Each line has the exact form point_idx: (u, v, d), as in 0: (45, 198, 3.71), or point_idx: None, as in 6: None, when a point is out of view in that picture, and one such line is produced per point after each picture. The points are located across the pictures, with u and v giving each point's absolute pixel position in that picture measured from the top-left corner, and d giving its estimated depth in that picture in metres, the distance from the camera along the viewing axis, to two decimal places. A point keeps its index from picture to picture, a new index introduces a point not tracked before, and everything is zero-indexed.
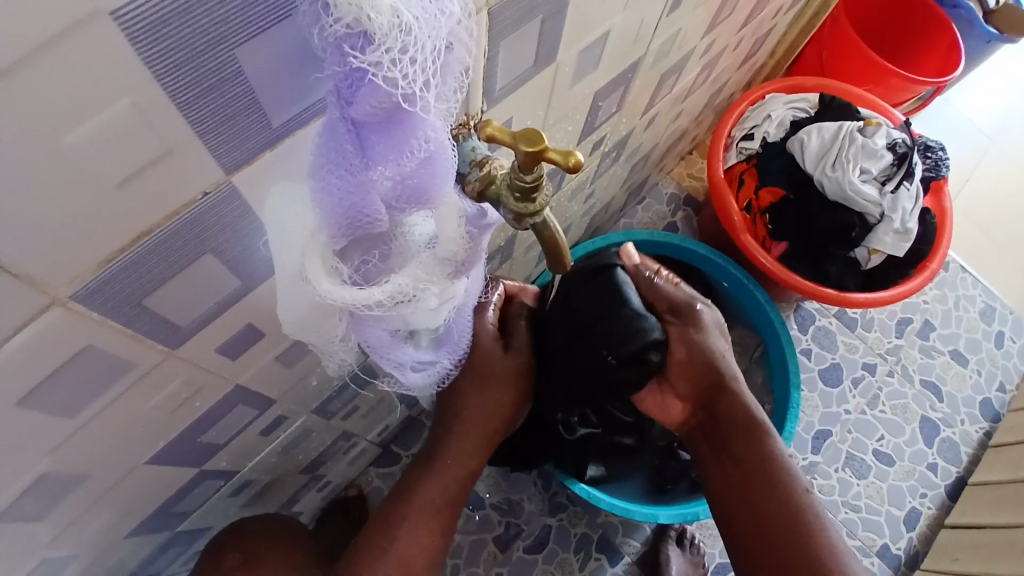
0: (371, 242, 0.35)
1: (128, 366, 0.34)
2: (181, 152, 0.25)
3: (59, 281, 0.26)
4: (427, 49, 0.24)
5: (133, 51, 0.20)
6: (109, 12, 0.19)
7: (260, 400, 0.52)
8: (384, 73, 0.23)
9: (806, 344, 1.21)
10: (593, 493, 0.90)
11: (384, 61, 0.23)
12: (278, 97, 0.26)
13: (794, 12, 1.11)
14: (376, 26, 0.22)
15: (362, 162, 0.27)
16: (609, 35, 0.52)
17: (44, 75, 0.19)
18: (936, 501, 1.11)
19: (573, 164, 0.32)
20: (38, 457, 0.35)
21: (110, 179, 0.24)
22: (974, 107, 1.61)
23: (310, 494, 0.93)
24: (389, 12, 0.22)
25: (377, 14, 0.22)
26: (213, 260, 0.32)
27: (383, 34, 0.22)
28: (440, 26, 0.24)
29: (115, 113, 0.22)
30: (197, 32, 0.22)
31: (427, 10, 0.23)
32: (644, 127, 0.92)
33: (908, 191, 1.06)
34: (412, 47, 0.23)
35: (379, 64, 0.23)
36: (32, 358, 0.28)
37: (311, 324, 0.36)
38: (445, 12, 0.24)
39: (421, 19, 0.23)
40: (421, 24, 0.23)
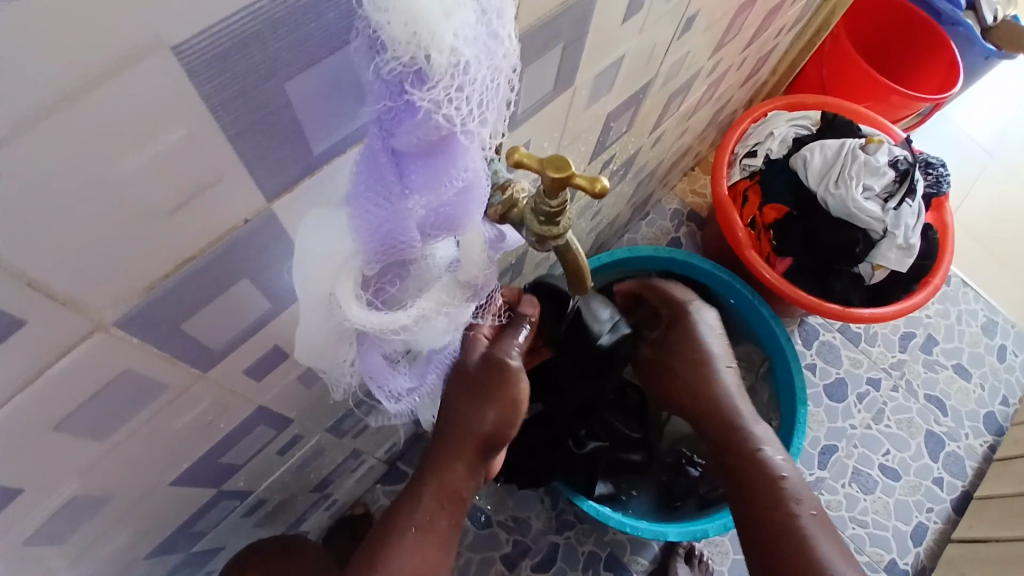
0: (393, 266, 0.36)
1: (160, 388, 0.34)
2: (229, 179, 0.25)
3: (102, 306, 0.26)
4: (479, 87, 0.25)
5: (196, 86, 0.21)
6: (174, 46, 0.20)
7: (278, 420, 0.52)
8: (440, 109, 0.24)
9: (811, 359, 1.21)
10: (601, 510, 0.89)
11: (441, 97, 0.24)
12: (322, 124, 0.27)
13: (796, 32, 1.13)
14: (436, 64, 0.23)
15: (401, 191, 0.28)
16: (623, 58, 0.53)
17: (106, 106, 0.20)
18: (943, 515, 1.11)
19: (600, 189, 0.33)
20: (67, 480, 0.35)
21: (160, 207, 0.24)
22: (972, 123, 1.63)
23: (318, 513, 0.93)
24: (449, 52, 0.23)
25: (438, 53, 0.23)
26: (248, 283, 0.32)
27: (440, 72, 0.23)
28: (493, 65, 0.25)
29: (170, 143, 0.22)
30: (256, 65, 0.22)
31: (482, 49, 0.24)
32: (651, 146, 0.93)
33: (910, 208, 1.07)
34: (467, 85, 0.24)
35: (435, 100, 0.24)
36: (72, 382, 0.28)
37: (326, 352, 0.36)
38: (499, 55, 0.25)
39: (477, 58, 0.24)
40: (476, 64, 0.24)
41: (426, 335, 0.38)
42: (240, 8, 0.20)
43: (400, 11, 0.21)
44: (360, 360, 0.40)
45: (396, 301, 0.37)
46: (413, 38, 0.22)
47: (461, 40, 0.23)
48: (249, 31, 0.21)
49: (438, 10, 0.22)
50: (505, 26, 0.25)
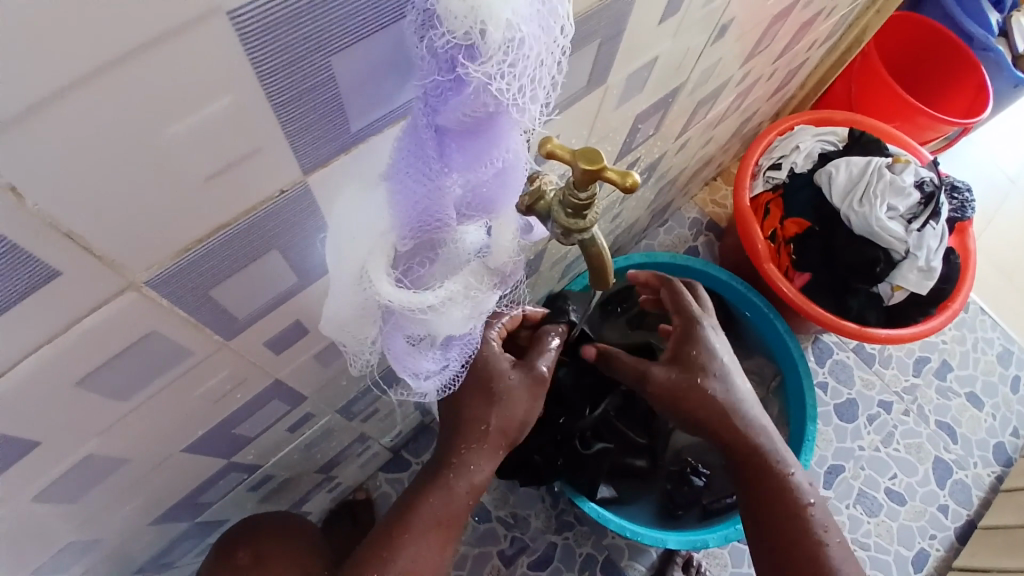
0: (423, 248, 0.37)
1: (184, 354, 0.35)
2: (268, 150, 0.26)
3: (137, 266, 0.27)
4: (531, 66, 0.25)
5: (244, 52, 0.22)
6: (228, 12, 0.20)
7: (292, 397, 0.53)
8: (492, 83, 0.24)
9: (822, 377, 1.20)
10: (603, 513, 0.88)
11: (493, 71, 0.24)
12: (364, 101, 0.28)
13: (828, 46, 1.12)
14: (491, 39, 0.23)
15: (441, 168, 0.28)
16: (656, 60, 0.53)
17: (155, 67, 0.20)
18: (946, 543, 1.10)
19: (630, 184, 0.33)
20: (85, 438, 0.36)
21: (202, 171, 0.25)
22: (999, 150, 1.61)
23: (321, 495, 0.94)
24: (504, 28, 0.23)
25: (493, 27, 0.23)
26: (277, 256, 0.33)
27: (493, 49, 0.23)
28: (546, 45, 0.25)
29: (216, 110, 0.23)
30: (306, 36, 0.23)
31: (537, 30, 0.25)
32: (676, 151, 0.93)
33: (935, 230, 1.06)
34: (519, 63, 0.24)
35: (487, 74, 0.24)
36: (102, 339, 0.29)
37: (360, 321, 0.38)
38: (553, 35, 0.25)
39: (531, 38, 0.25)
40: (529, 41, 0.24)
41: (444, 322, 0.38)
42: None
43: None
44: (384, 337, 0.41)
45: (424, 282, 0.38)
46: (471, 12, 0.22)
47: (516, 16, 0.23)
48: (300, 4, 0.22)
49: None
50: (561, 9, 0.25)
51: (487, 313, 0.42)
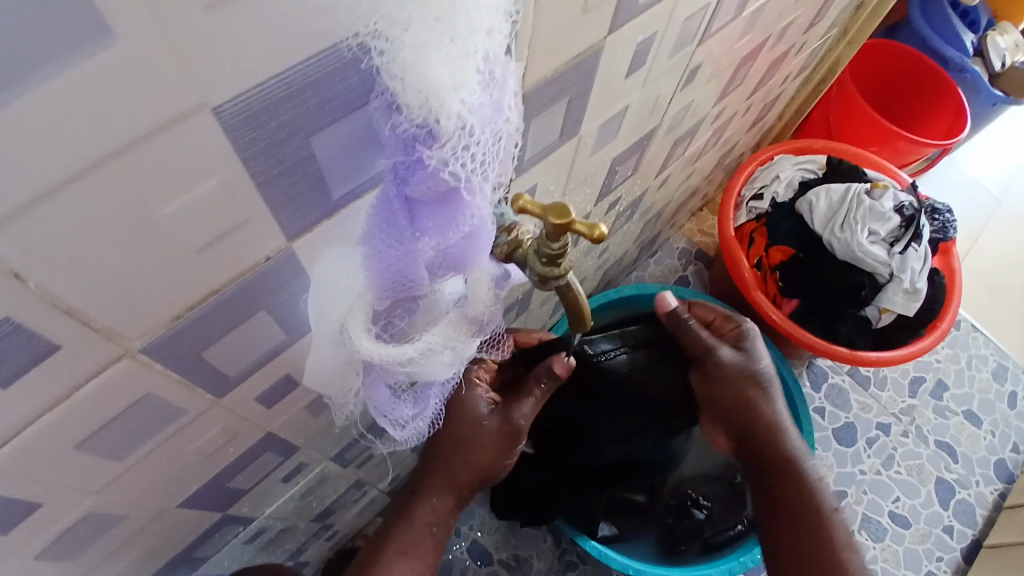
0: (404, 301, 0.38)
1: (177, 412, 0.36)
2: (253, 222, 0.28)
3: (131, 334, 0.28)
4: (484, 146, 0.27)
5: (229, 140, 0.24)
6: (213, 106, 0.22)
7: (285, 447, 0.54)
8: (448, 166, 0.26)
9: (819, 402, 1.21)
10: (605, 551, 0.89)
11: (447, 154, 0.26)
12: (342, 173, 0.29)
13: (801, 79, 1.16)
14: (444, 128, 0.25)
15: (412, 233, 0.30)
16: (629, 108, 0.55)
17: (150, 155, 0.22)
18: (952, 565, 1.09)
19: (598, 235, 0.35)
20: (83, 498, 0.37)
21: (192, 245, 0.26)
22: (980, 169, 1.65)
23: (318, 543, 0.93)
24: (456, 117, 0.25)
25: (445, 119, 0.25)
26: (265, 315, 0.34)
27: (448, 134, 0.25)
28: (497, 130, 0.27)
29: (204, 189, 0.24)
30: (285, 123, 0.25)
31: (486, 114, 0.26)
32: (657, 187, 0.96)
33: (917, 252, 1.08)
34: (473, 145, 0.26)
35: (443, 156, 0.26)
36: (97, 403, 0.30)
37: (348, 373, 0.39)
38: (502, 117, 0.27)
39: (481, 122, 0.27)
40: (481, 127, 0.26)
41: (430, 370, 0.40)
42: (273, 75, 0.23)
43: (414, 80, 0.24)
44: (368, 390, 0.42)
45: (404, 333, 0.40)
46: (425, 103, 0.24)
47: (469, 107, 0.25)
48: (279, 94, 0.24)
49: (448, 80, 0.24)
50: (509, 94, 0.27)
51: (472, 356, 0.44)
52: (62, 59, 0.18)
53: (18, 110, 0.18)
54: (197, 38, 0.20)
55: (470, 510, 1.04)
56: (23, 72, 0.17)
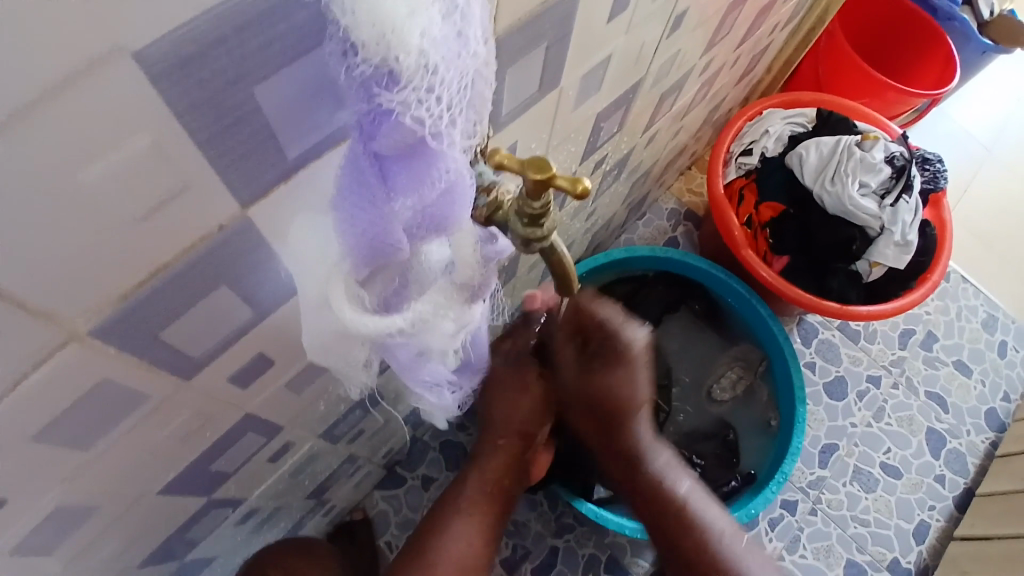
0: (394, 271, 0.35)
1: (141, 397, 0.34)
2: (196, 188, 0.25)
3: (76, 316, 0.26)
4: (450, 87, 0.25)
5: (157, 92, 0.21)
6: (133, 52, 0.19)
7: (268, 427, 0.52)
8: (411, 111, 0.24)
9: (810, 358, 1.21)
10: (601, 513, 0.89)
11: (410, 98, 0.24)
12: (296, 129, 0.27)
13: (790, 29, 1.12)
14: (405, 66, 0.22)
15: (386, 194, 0.28)
16: (611, 59, 0.52)
17: (64, 113, 0.19)
18: (945, 513, 1.11)
19: (581, 190, 0.33)
20: (51, 490, 0.35)
21: (130, 213, 0.24)
22: (970, 118, 1.63)
23: (316, 519, 0.93)
24: (417, 54, 0.22)
25: (406, 55, 0.22)
26: (227, 290, 0.32)
27: (409, 74, 0.23)
28: (465, 64, 0.25)
29: (134, 150, 0.22)
30: (220, 70, 0.22)
31: (451, 50, 0.24)
32: (644, 145, 0.93)
33: (908, 204, 1.06)
34: (437, 86, 0.24)
35: (406, 101, 0.24)
36: (49, 391, 0.28)
37: (335, 345, 0.36)
38: (468, 51, 0.25)
39: (446, 58, 0.24)
40: (445, 65, 0.24)
41: (433, 337, 0.38)
42: (201, 12, 0.20)
43: (366, 13, 0.21)
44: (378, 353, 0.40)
45: (398, 305, 0.36)
46: (381, 39, 0.21)
47: (430, 42, 0.23)
48: (209, 37, 0.21)
49: (403, 9, 0.21)
50: (473, 29, 0.25)
51: (471, 326, 0.42)
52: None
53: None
54: None
55: None
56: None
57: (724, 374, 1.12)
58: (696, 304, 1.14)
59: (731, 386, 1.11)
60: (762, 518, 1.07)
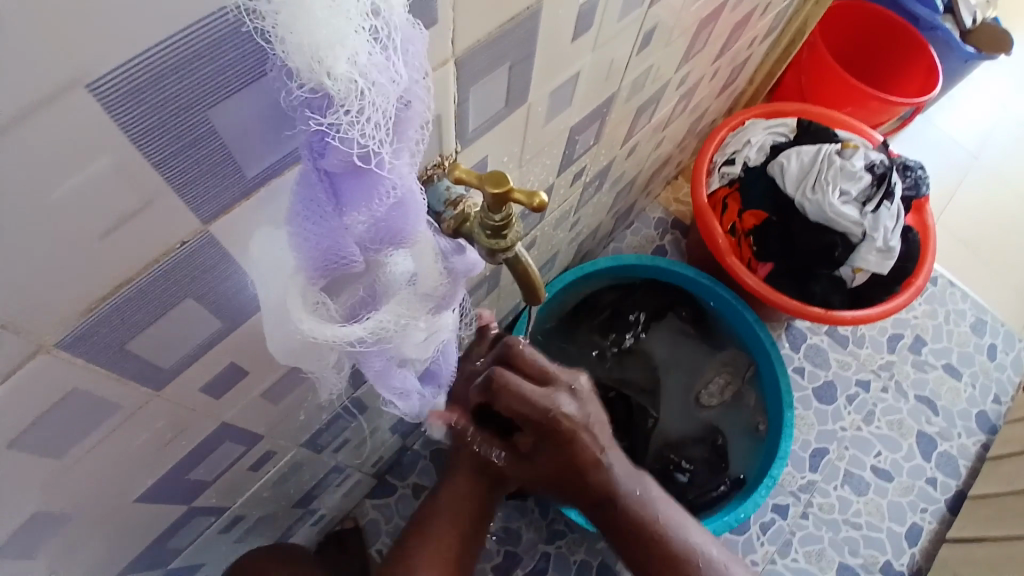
0: (357, 281, 0.38)
1: (114, 406, 0.35)
2: (159, 205, 0.26)
3: (46, 327, 0.27)
4: (386, 110, 0.26)
5: (113, 119, 0.22)
6: (87, 84, 0.21)
7: (247, 436, 0.53)
8: (342, 132, 0.25)
9: (798, 363, 1.22)
10: (591, 519, 0.90)
11: (343, 120, 0.25)
12: (251, 150, 0.28)
13: (770, 40, 1.14)
14: (335, 89, 0.24)
15: (334, 209, 0.29)
16: (580, 74, 0.54)
17: (23, 143, 0.20)
18: (937, 515, 1.12)
19: (538, 204, 0.34)
20: (28, 497, 0.36)
21: (96, 231, 0.25)
22: (955, 124, 1.65)
23: (305, 529, 0.94)
24: (347, 79, 0.24)
25: (334, 80, 0.24)
26: (194, 303, 0.33)
27: (342, 97, 0.24)
28: (398, 89, 0.26)
29: (96, 171, 0.23)
30: (173, 97, 0.23)
31: (384, 75, 0.25)
32: (626, 156, 0.94)
33: (889, 210, 1.07)
34: (370, 109, 0.25)
35: (339, 122, 0.25)
36: (21, 401, 0.29)
37: (305, 354, 0.37)
38: (399, 76, 0.26)
39: (380, 83, 0.25)
40: (379, 89, 0.25)
41: (406, 344, 0.40)
42: (149, 45, 0.21)
43: (296, 41, 0.22)
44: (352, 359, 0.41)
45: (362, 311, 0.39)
46: (311, 66, 0.23)
47: (360, 66, 0.24)
48: (159, 68, 0.22)
49: (330, 39, 0.23)
50: (409, 54, 0.26)
51: (444, 331, 0.43)
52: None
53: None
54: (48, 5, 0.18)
55: None
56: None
57: (712, 379, 1.12)
58: (684, 311, 1.14)
59: (719, 391, 1.11)
60: (755, 522, 1.07)
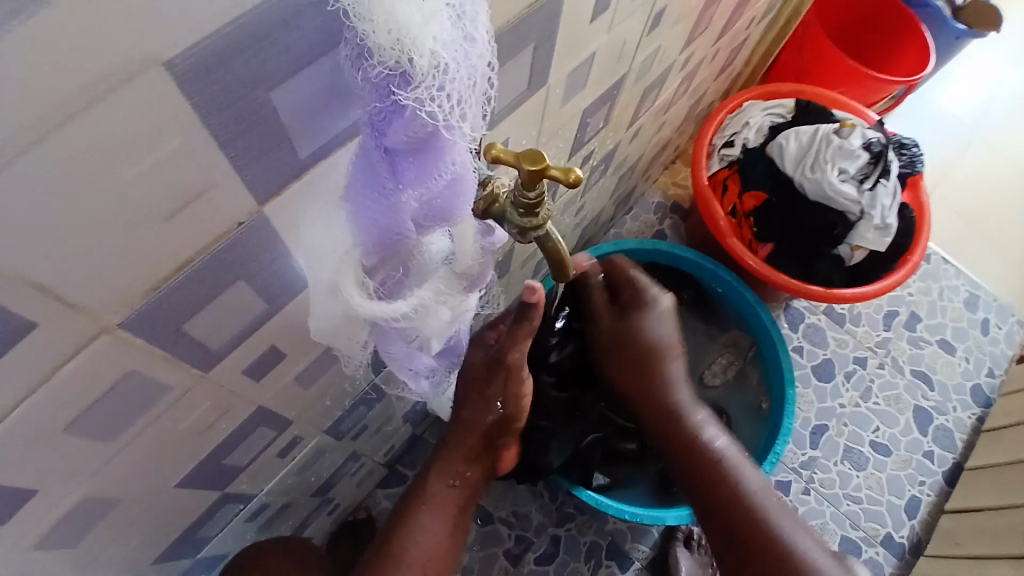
0: (396, 261, 0.37)
1: (164, 388, 0.36)
2: (221, 185, 0.27)
3: (108, 309, 0.28)
4: (460, 85, 0.27)
5: (187, 99, 0.23)
6: (166, 61, 0.21)
7: (278, 422, 0.54)
8: (424, 108, 0.26)
9: (798, 342, 1.24)
10: (601, 500, 0.92)
11: (425, 96, 0.26)
12: (306, 130, 0.29)
13: (766, 22, 1.15)
14: (419, 67, 0.25)
15: (395, 186, 0.30)
16: (595, 56, 0.55)
17: (101, 124, 0.21)
18: (934, 488, 1.14)
19: (573, 179, 0.35)
20: (79, 482, 0.37)
21: (162, 211, 0.26)
22: (948, 102, 1.66)
23: (321, 518, 0.95)
24: (430, 56, 0.25)
25: (420, 57, 0.25)
26: (244, 284, 0.34)
27: (424, 73, 0.25)
28: (471, 67, 0.28)
29: (166, 151, 0.24)
30: (242, 75, 0.24)
31: (460, 51, 0.26)
32: (629, 140, 0.95)
33: (886, 188, 1.09)
34: (448, 84, 0.26)
35: (421, 99, 0.26)
36: (81, 382, 0.30)
37: (341, 332, 0.39)
38: (475, 57, 0.28)
39: (455, 60, 0.26)
40: (454, 65, 0.26)
41: (428, 326, 0.40)
42: (221, 24, 0.22)
43: (384, 19, 0.23)
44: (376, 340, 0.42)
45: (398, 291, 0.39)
46: (396, 44, 0.24)
47: (440, 44, 0.25)
48: (231, 48, 0.23)
49: (418, 15, 0.24)
50: (478, 31, 0.27)
51: (468, 312, 0.44)
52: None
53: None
54: None
55: None
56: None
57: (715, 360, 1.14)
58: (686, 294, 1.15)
59: (722, 371, 1.13)
60: None
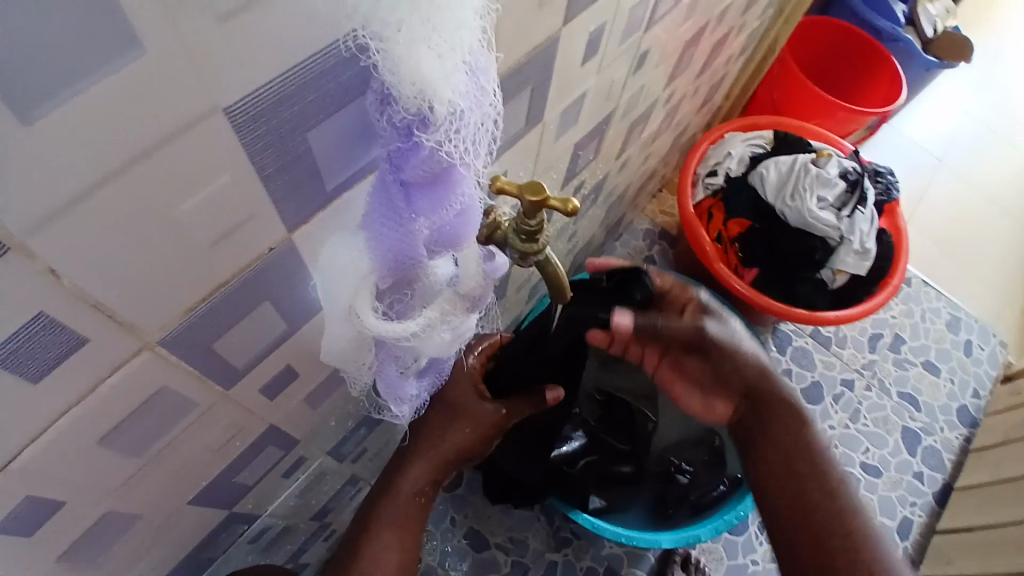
0: (401, 286, 0.42)
1: (191, 404, 0.38)
2: (259, 216, 0.30)
3: (151, 327, 0.30)
4: (472, 126, 0.30)
5: (238, 140, 0.26)
6: (223, 108, 0.25)
7: (286, 441, 0.56)
8: (443, 149, 0.29)
9: (786, 365, 1.27)
10: (597, 524, 0.94)
11: (442, 138, 0.29)
12: (333, 166, 0.32)
13: (744, 59, 1.21)
14: (438, 114, 0.28)
15: (410, 214, 0.33)
16: (586, 94, 0.59)
17: (163, 161, 0.24)
18: (926, 508, 1.17)
19: (571, 209, 0.39)
20: (104, 496, 0.39)
21: (207, 239, 0.29)
22: (920, 132, 1.74)
23: (318, 544, 0.95)
24: (449, 105, 0.28)
25: (439, 107, 0.27)
26: (269, 306, 0.37)
27: (441, 120, 0.28)
28: (483, 109, 0.31)
29: (215, 186, 0.27)
30: (285, 120, 0.28)
31: (473, 99, 0.29)
32: (618, 170, 1.00)
33: (863, 215, 1.15)
34: (462, 127, 0.29)
35: (438, 140, 0.29)
36: (121, 396, 0.32)
37: (349, 356, 0.42)
38: (485, 102, 0.30)
39: (470, 105, 0.29)
40: (469, 110, 0.29)
41: (430, 345, 0.42)
42: (271, 75, 0.25)
43: (407, 75, 0.26)
44: (378, 365, 0.45)
45: (405, 312, 0.43)
46: (419, 95, 0.27)
47: (458, 95, 0.28)
48: (278, 96, 0.26)
49: (439, 72, 0.26)
50: (489, 79, 0.30)
51: (467, 334, 0.46)
52: (83, 79, 0.20)
53: (46, 126, 0.20)
54: (198, 45, 0.22)
55: (463, 499, 1.07)
56: (52, 96, 0.19)
57: None
58: None
59: None
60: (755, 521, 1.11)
